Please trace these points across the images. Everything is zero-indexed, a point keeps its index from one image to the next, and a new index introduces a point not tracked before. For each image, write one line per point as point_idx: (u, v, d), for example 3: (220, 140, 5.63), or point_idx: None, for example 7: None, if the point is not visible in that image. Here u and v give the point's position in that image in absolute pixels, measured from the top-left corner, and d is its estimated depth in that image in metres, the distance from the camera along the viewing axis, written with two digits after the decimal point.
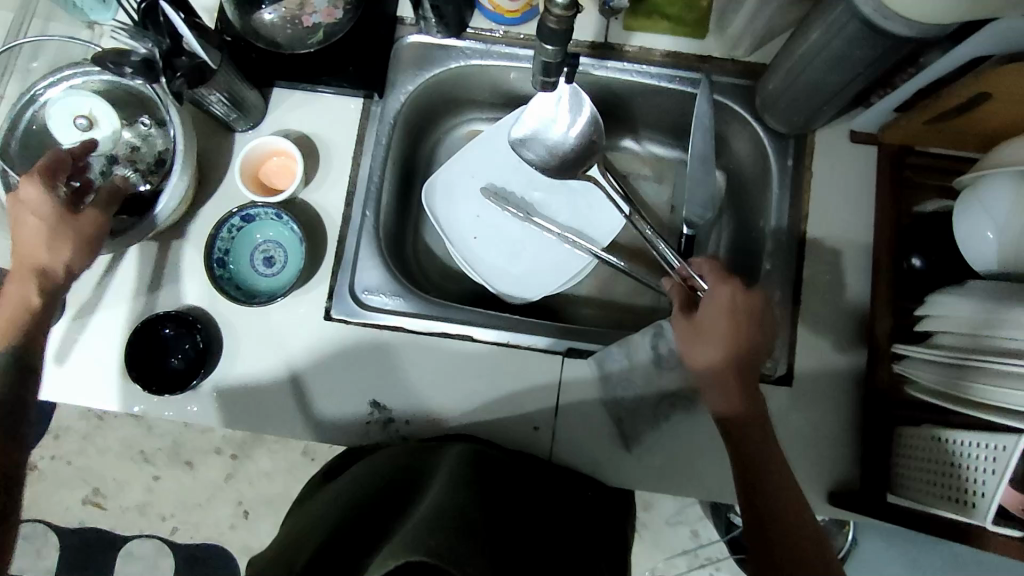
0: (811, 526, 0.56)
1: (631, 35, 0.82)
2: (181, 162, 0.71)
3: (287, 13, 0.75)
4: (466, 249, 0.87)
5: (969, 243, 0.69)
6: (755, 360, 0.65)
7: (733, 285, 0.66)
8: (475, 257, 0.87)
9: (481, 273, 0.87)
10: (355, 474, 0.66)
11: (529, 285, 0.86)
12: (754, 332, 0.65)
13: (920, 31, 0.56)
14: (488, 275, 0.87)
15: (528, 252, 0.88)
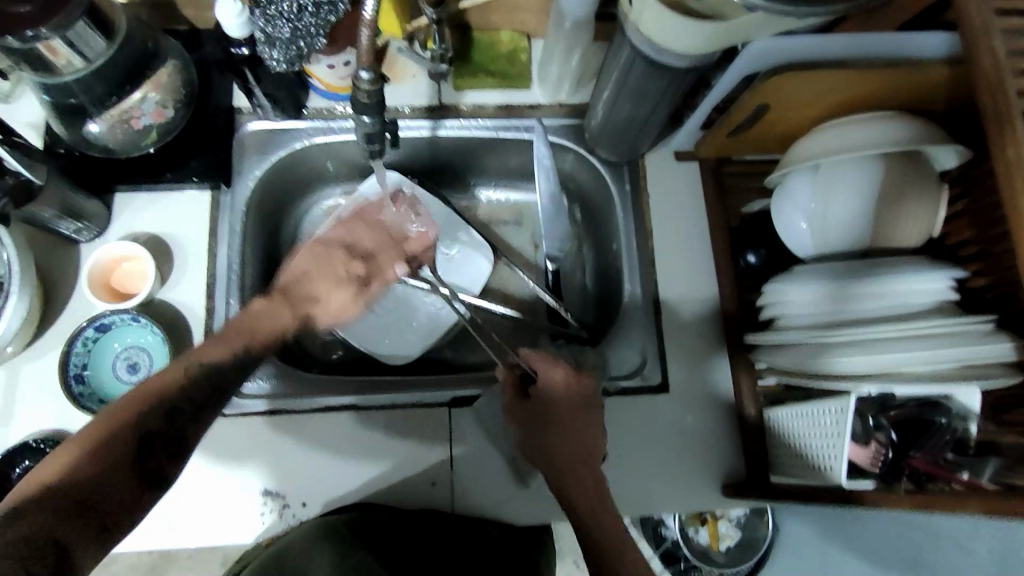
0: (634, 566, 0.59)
1: (462, 93, 0.87)
2: (19, 283, 0.69)
3: (114, 119, 0.75)
4: (341, 320, 0.88)
5: (789, 233, 0.77)
6: (587, 443, 0.67)
7: (563, 369, 0.71)
8: (352, 326, 0.88)
9: (361, 340, 0.87)
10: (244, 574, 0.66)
11: (409, 342, 0.88)
12: (579, 420, 0.68)
13: (692, 60, 0.64)
14: (369, 341, 0.88)
15: (405, 313, 0.90)
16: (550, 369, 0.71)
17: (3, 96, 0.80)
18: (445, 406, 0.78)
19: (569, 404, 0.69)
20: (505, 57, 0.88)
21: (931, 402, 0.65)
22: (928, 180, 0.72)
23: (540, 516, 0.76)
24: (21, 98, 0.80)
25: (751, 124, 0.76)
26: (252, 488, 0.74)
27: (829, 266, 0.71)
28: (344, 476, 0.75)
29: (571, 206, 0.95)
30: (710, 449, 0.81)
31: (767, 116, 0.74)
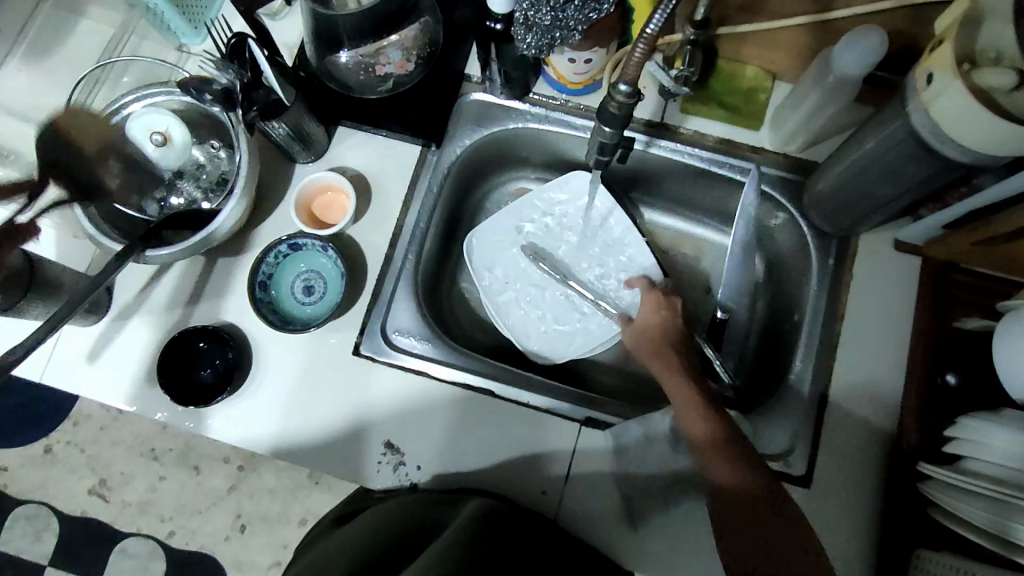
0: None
1: (687, 118, 0.84)
2: (243, 187, 0.75)
3: (363, 60, 0.80)
4: (499, 302, 0.89)
5: (1008, 370, 0.67)
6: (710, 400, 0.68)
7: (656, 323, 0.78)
8: (509, 311, 0.89)
9: (512, 329, 0.88)
10: (369, 520, 0.67)
11: (556, 345, 0.87)
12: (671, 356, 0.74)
13: (976, 158, 0.57)
14: (519, 332, 0.88)
15: (560, 313, 0.89)
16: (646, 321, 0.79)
17: (273, 13, 0.86)
18: (576, 422, 0.77)
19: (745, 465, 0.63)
20: (744, 92, 0.83)
21: None
22: None
23: (636, 565, 0.74)
24: (286, 18, 0.87)
25: (1007, 240, 0.67)
26: (376, 436, 0.77)
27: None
28: (463, 455, 0.76)
29: (758, 259, 0.89)
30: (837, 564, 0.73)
31: None
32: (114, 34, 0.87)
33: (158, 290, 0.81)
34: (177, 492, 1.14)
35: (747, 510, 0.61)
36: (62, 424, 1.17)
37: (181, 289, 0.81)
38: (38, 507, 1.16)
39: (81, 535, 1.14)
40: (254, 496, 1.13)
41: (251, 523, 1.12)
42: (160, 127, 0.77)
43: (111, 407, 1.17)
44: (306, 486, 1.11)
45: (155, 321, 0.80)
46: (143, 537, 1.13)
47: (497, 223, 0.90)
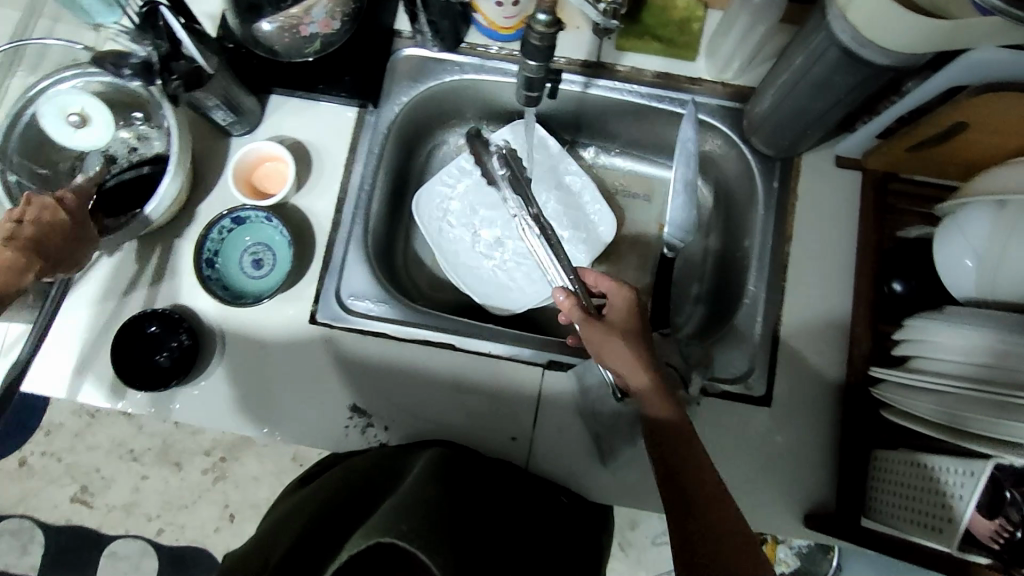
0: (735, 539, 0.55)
1: (623, 55, 0.84)
2: (176, 163, 0.73)
3: (285, 23, 0.75)
4: (454, 259, 0.89)
5: (949, 270, 0.70)
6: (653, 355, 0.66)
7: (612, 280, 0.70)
8: (464, 266, 0.89)
9: (468, 284, 0.88)
10: (330, 476, 0.67)
11: (515, 296, 0.87)
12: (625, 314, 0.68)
13: (896, 59, 0.58)
14: (478, 287, 0.88)
15: (515, 264, 0.89)
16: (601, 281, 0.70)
17: None
18: (539, 367, 0.78)
19: (687, 448, 0.61)
20: (677, 23, 0.83)
21: None
22: None
23: (611, 496, 0.76)
24: None
25: (936, 142, 0.69)
26: (342, 401, 0.77)
27: (995, 317, 0.64)
28: (430, 410, 0.77)
29: (707, 190, 0.90)
30: (803, 474, 0.76)
31: (958, 137, 0.67)
32: (22, 21, 0.84)
33: (106, 280, 0.79)
34: (163, 489, 1.10)
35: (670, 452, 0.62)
36: (33, 436, 1.13)
37: (130, 275, 0.79)
38: (19, 521, 1.12)
39: (67, 543, 1.11)
40: (240, 485, 1.10)
41: (240, 511, 1.10)
42: (75, 108, 0.73)
43: (83, 412, 1.13)
44: (291, 469, 1.09)
45: (108, 312, 0.79)
46: (131, 538, 1.10)
47: (444, 179, 0.90)
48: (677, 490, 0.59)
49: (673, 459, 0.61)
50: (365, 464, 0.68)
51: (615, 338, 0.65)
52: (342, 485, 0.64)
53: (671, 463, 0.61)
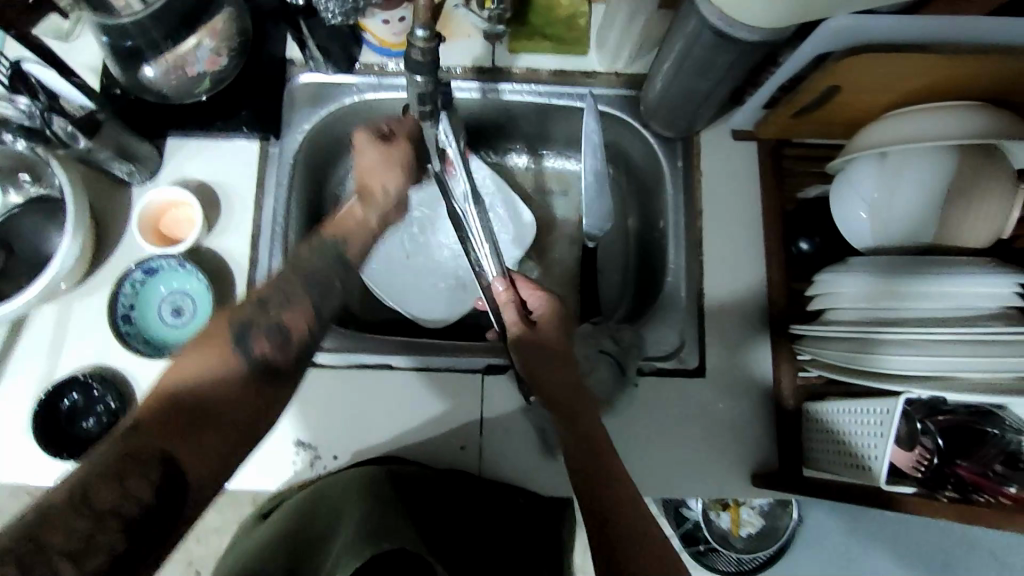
0: (648, 548, 0.56)
1: (517, 57, 0.85)
2: (74, 221, 0.70)
3: (169, 65, 0.75)
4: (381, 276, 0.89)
5: (846, 223, 0.74)
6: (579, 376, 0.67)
7: (544, 295, 0.70)
8: (391, 283, 0.88)
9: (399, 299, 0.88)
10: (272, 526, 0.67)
11: (447, 304, 0.89)
12: (558, 327, 0.69)
13: (762, 34, 0.61)
14: (409, 301, 0.88)
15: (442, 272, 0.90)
16: (533, 293, 0.71)
17: (63, 35, 0.80)
18: (478, 372, 0.78)
19: (603, 450, 0.63)
20: (563, 20, 0.84)
21: (983, 410, 0.61)
22: (1002, 177, 0.67)
23: (566, 488, 0.77)
24: (80, 38, 0.81)
25: (817, 106, 0.73)
26: (286, 438, 0.76)
27: (893, 261, 0.68)
28: (376, 434, 0.77)
29: (620, 178, 0.93)
30: (745, 436, 0.79)
31: (834, 99, 0.71)
32: None
33: (17, 352, 0.76)
34: None
35: (584, 448, 0.63)
36: None
37: (44, 343, 0.76)
38: None
39: None
40: None
41: None
42: None
43: None
44: None
45: (24, 385, 0.75)
46: None
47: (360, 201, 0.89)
48: (587, 471, 0.62)
49: (584, 445, 0.63)
50: (307, 507, 0.67)
51: (546, 351, 0.67)
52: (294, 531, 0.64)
53: (580, 445, 0.63)
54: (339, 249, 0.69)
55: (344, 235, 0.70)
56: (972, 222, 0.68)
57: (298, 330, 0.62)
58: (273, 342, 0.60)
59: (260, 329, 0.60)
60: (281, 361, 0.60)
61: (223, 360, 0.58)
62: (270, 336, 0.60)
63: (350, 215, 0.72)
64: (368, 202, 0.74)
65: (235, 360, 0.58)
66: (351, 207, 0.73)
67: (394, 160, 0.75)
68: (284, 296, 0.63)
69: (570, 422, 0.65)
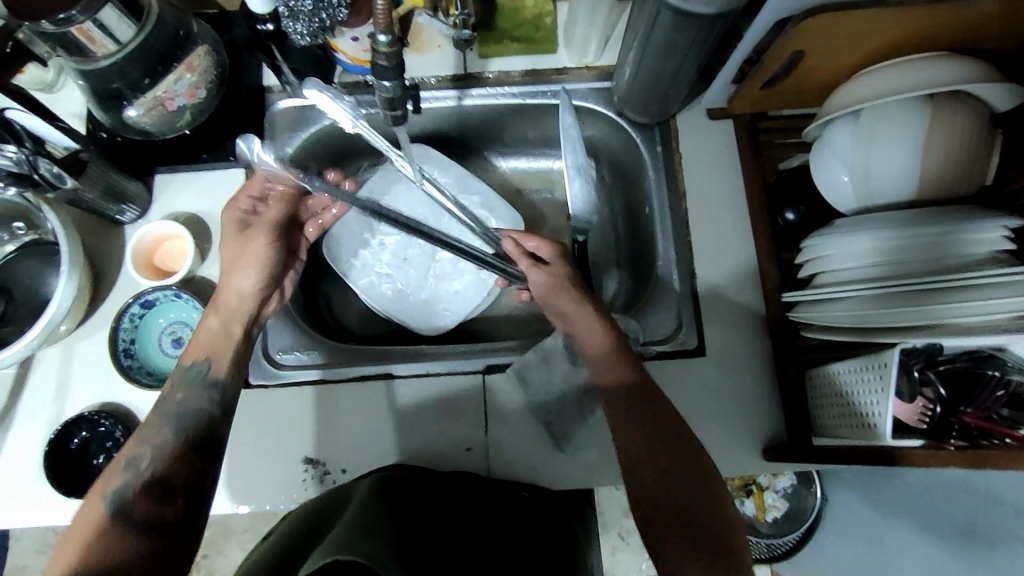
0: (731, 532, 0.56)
1: (488, 62, 0.87)
2: (68, 262, 0.71)
3: (148, 105, 0.76)
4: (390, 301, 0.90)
5: (830, 187, 0.74)
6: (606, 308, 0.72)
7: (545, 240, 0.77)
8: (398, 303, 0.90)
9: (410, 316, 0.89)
10: (280, 533, 0.66)
11: (457, 304, 0.90)
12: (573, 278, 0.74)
13: (719, 6, 0.62)
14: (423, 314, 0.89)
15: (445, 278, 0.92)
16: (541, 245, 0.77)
17: (47, 86, 0.83)
18: (479, 373, 0.79)
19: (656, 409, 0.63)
20: (531, 20, 0.83)
21: (983, 354, 0.61)
22: (982, 128, 0.67)
23: (576, 479, 0.77)
24: (63, 88, 0.83)
25: (785, 75, 0.74)
26: (294, 456, 0.76)
27: (886, 215, 0.68)
28: (382, 445, 0.77)
29: (603, 169, 0.94)
30: (750, 412, 0.79)
31: (801, 65, 0.71)
32: None
33: (25, 397, 0.77)
34: None
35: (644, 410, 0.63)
36: None
37: (50, 388, 0.78)
38: None
39: None
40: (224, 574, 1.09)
41: None
42: None
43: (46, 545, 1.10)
44: None
45: (34, 429, 0.76)
46: None
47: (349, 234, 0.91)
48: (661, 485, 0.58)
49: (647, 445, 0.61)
50: (311, 514, 0.67)
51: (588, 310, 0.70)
52: (294, 534, 0.63)
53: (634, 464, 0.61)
54: (205, 376, 0.67)
55: (210, 355, 0.68)
56: (962, 171, 0.68)
57: (176, 454, 0.61)
58: (162, 464, 0.60)
59: (145, 454, 0.61)
60: (177, 481, 0.60)
61: (106, 496, 0.58)
62: (159, 456, 0.61)
63: (207, 332, 0.69)
64: (221, 308, 0.70)
65: (122, 489, 0.58)
66: (206, 320, 0.70)
67: (252, 253, 0.71)
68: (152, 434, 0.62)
69: (632, 425, 0.63)
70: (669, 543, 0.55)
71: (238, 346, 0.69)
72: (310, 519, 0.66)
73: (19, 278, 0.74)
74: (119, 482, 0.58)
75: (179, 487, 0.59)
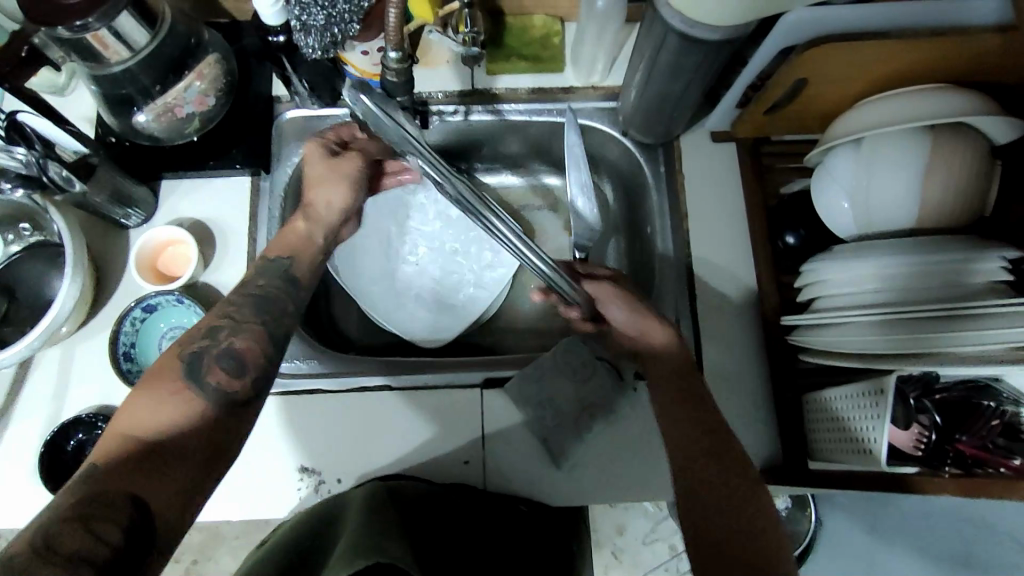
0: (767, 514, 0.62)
1: (495, 78, 0.87)
2: (73, 264, 0.72)
3: (157, 111, 0.77)
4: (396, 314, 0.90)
5: (831, 212, 0.75)
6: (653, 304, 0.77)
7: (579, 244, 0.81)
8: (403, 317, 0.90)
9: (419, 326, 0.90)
10: (279, 540, 0.66)
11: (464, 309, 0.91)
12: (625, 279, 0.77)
13: (724, 33, 0.63)
14: (430, 325, 0.90)
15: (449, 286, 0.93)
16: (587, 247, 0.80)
17: (58, 90, 0.83)
18: (476, 387, 0.79)
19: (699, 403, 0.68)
20: (539, 40, 0.87)
21: (978, 384, 0.62)
22: (985, 160, 0.67)
23: (571, 496, 0.77)
24: (74, 91, 0.84)
25: (789, 101, 0.75)
26: (290, 464, 0.77)
27: (892, 241, 0.67)
28: (379, 456, 0.77)
29: (607, 186, 0.94)
30: (747, 433, 0.79)
31: (805, 92, 0.72)
32: None
33: (22, 398, 0.77)
34: None
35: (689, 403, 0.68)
36: None
37: (48, 391, 0.78)
38: None
39: None
40: None
41: None
42: None
43: None
44: None
45: (30, 430, 0.76)
46: None
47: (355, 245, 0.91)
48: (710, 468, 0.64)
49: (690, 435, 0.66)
50: (308, 523, 0.67)
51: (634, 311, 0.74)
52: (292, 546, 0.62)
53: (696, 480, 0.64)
54: (287, 270, 0.69)
55: (292, 252, 0.71)
56: (963, 202, 0.68)
57: (252, 356, 0.61)
58: (228, 373, 0.59)
59: (214, 357, 0.59)
60: (238, 387, 0.59)
61: (177, 395, 0.57)
62: (224, 364, 0.59)
63: (293, 233, 0.73)
64: (310, 217, 0.76)
65: (193, 396, 0.57)
66: (294, 224, 0.74)
67: (346, 169, 0.78)
68: (226, 332, 0.61)
69: (680, 418, 0.68)
70: (713, 520, 0.61)
71: (314, 252, 0.73)
72: (313, 528, 0.66)
73: (22, 279, 0.75)
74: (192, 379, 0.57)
75: (241, 398, 0.59)
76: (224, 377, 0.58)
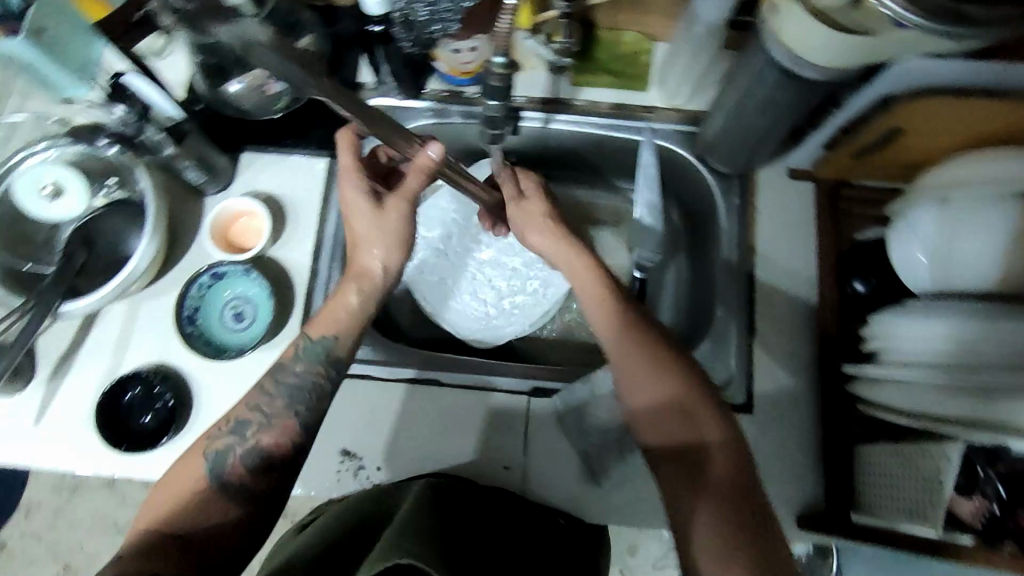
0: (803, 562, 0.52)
1: (580, 89, 0.88)
2: (153, 224, 0.74)
3: (252, 83, 0.79)
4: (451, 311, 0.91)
5: (906, 266, 0.73)
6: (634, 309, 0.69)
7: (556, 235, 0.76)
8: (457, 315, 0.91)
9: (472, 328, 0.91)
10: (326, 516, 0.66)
11: (518, 315, 0.91)
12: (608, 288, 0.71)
13: (829, 74, 0.62)
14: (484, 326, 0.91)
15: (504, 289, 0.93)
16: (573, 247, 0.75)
17: (155, 53, 0.86)
18: (525, 395, 0.80)
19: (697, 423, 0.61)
20: (627, 57, 0.87)
21: None
22: None
23: (606, 514, 0.77)
24: (170, 55, 0.86)
25: (880, 148, 0.74)
26: (333, 446, 0.78)
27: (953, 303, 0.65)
28: (423, 449, 0.78)
29: (673, 210, 0.94)
30: (789, 477, 0.78)
31: (899, 141, 0.71)
32: None
33: (86, 347, 0.80)
34: None
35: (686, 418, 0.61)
36: None
37: (111, 342, 0.80)
38: None
39: None
40: None
41: None
42: (50, 179, 0.73)
43: None
44: None
45: (90, 379, 0.79)
46: None
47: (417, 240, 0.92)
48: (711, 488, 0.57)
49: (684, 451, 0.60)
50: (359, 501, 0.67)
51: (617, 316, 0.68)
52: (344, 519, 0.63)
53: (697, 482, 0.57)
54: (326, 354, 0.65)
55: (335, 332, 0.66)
56: None
57: (279, 451, 0.62)
58: (248, 467, 0.60)
59: (237, 453, 0.61)
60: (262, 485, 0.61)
61: (196, 483, 0.59)
62: (248, 461, 0.61)
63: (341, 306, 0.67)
64: (363, 287, 0.67)
65: (215, 497, 0.59)
66: (346, 294, 0.67)
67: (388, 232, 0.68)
68: (261, 418, 0.63)
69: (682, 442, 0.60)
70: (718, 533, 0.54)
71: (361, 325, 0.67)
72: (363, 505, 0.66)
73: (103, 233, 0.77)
74: (222, 448, 0.61)
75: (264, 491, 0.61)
76: (245, 476, 0.60)
